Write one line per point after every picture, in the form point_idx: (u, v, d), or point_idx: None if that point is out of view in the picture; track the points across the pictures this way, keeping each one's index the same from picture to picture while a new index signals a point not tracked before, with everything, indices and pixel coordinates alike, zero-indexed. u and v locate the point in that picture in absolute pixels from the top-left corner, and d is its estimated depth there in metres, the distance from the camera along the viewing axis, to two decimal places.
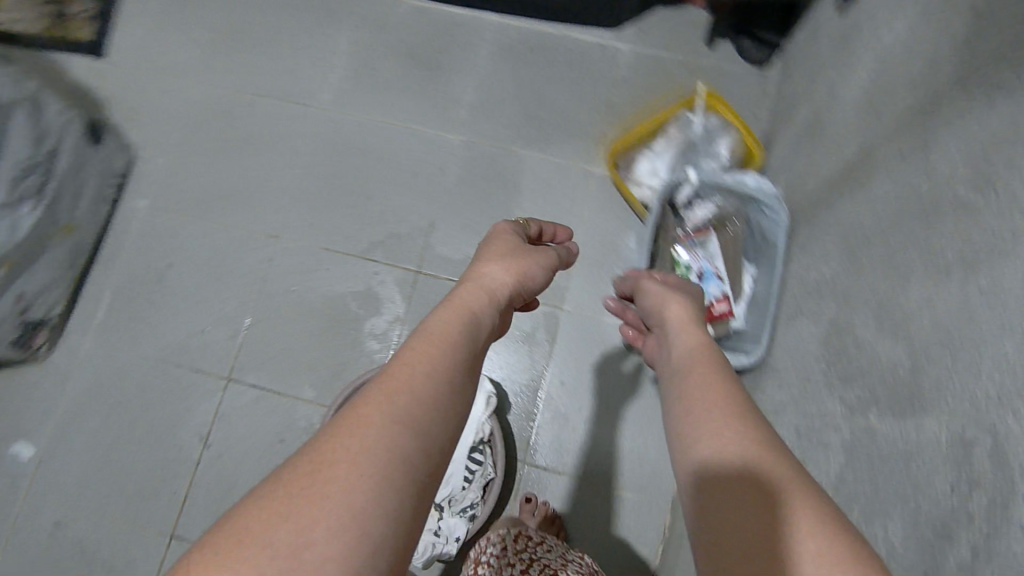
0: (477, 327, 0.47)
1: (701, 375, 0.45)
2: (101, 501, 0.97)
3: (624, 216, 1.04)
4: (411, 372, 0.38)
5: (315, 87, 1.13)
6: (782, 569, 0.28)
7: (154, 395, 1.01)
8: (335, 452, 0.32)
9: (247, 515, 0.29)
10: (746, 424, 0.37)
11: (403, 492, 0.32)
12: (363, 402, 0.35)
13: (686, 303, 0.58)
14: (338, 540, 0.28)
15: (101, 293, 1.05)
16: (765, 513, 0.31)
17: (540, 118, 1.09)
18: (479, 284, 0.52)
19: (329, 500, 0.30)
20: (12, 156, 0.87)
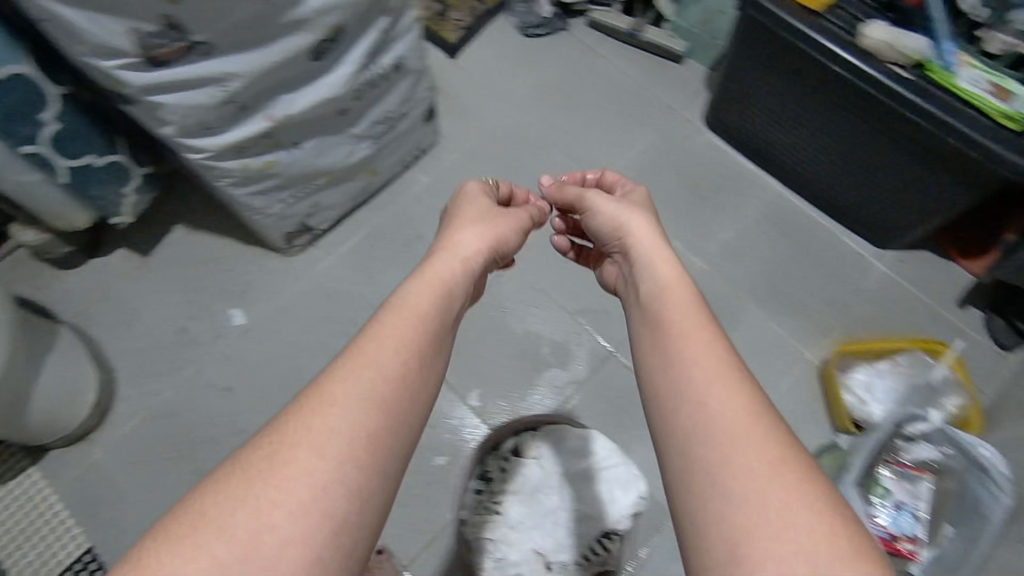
0: (446, 300, 0.64)
1: (690, 326, 0.60)
2: (270, 391, 1.09)
3: (813, 406, 1.08)
4: (371, 360, 0.54)
5: (603, 163, 1.27)
6: (755, 495, 0.47)
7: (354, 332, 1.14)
8: (294, 434, 0.48)
9: (224, 486, 0.46)
10: (726, 382, 0.54)
11: (339, 465, 0.47)
12: (326, 396, 0.51)
13: (644, 221, 0.75)
14: (289, 509, 0.45)
15: (358, 229, 1.21)
16: (744, 454, 0.49)
17: (779, 285, 1.16)
18: (451, 257, 0.69)
19: (284, 481, 0.46)
20: (386, 107, 1.03)
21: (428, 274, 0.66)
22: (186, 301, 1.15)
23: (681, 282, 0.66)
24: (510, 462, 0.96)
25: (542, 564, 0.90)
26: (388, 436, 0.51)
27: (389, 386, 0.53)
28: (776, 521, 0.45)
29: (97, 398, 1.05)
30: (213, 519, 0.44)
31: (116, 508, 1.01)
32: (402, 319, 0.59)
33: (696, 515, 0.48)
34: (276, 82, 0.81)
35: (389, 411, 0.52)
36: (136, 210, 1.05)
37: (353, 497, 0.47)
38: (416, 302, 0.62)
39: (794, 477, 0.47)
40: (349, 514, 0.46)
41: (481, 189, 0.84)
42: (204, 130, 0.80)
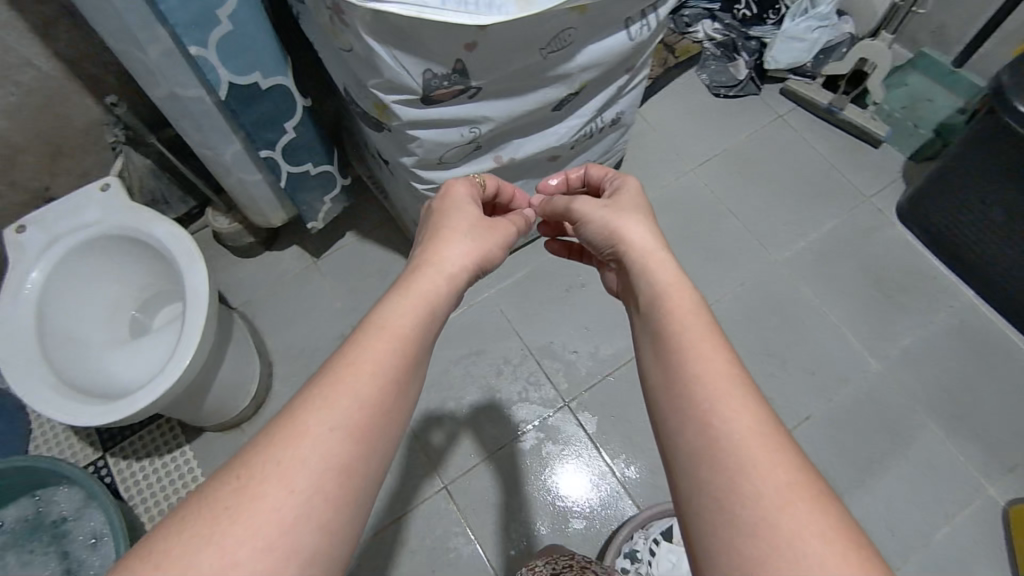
0: (431, 320, 0.56)
1: (688, 339, 0.50)
2: (425, 417, 1.11)
3: (991, 544, 1.01)
4: (344, 381, 0.48)
5: (783, 241, 1.22)
6: (768, 522, 0.39)
7: (505, 372, 1.15)
8: (265, 467, 0.43)
9: (187, 522, 0.40)
10: (732, 395, 0.46)
11: (308, 497, 0.43)
12: (298, 424, 0.45)
13: (637, 225, 0.61)
14: (257, 544, 0.40)
15: (524, 267, 1.23)
16: (749, 472, 0.41)
17: (961, 402, 1.09)
18: (439, 271, 0.60)
19: (253, 516, 0.41)
20: (589, 156, 1.01)
21: (411, 288, 0.57)
22: (350, 309, 1.17)
23: (681, 304, 0.53)
24: (660, 547, 0.93)
25: None
26: (360, 465, 0.46)
27: (367, 410, 0.48)
28: (789, 544, 0.38)
29: (257, 389, 1.08)
30: (170, 560, 0.38)
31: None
32: (381, 338, 0.52)
33: (703, 528, 0.41)
34: (516, 126, 0.81)
35: (365, 439, 0.47)
36: (328, 217, 1.09)
37: (324, 528, 0.42)
38: (400, 321, 0.54)
39: (800, 491, 0.40)
40: (320, 550, 0.42)
41: (470, 187, 0.70)
42: (437, 165, 0.80)
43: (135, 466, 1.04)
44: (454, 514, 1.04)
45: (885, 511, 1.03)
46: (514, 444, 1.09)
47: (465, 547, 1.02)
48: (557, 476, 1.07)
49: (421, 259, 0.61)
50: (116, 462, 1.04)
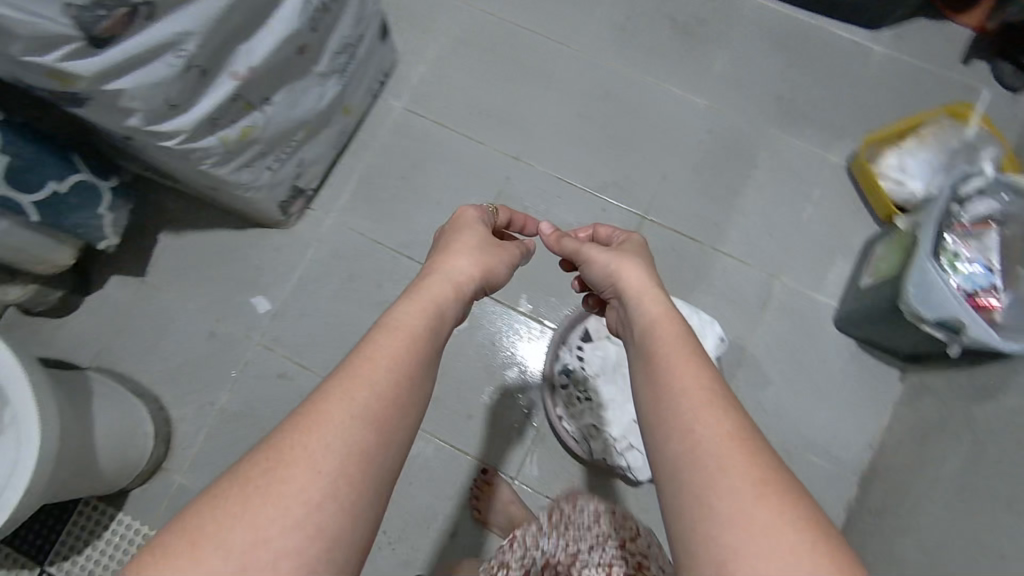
0: (439, 322, 0.60)
1: (673, 348, 0.56)
2: (327, 360, 1.07)
3: (852, 203, 1.10)
4: (362, 376, 0.50)
5: (575, 30, 1.20)
6: (735, 515, 0.43)
7: (384, 283, 1.10)
8: (292, 450, 0.45)
9: (222, 501, 0.42)
10: (718, 409, 0.50)
11: (329, 487, 0.44)
12: (320, 411, 0.47)
13: (637, 268, 0.67)
14: (288, 524, 0.42)
15: (350, 175, 1.14)
16: (724, 473, 0.46)
17: (785, 97, 1.15)
18: (445, 279, 0.64)
19: (282, 497, 0.43)
20: (341, 32, 0.93)
21: (423, 295, 0.62)
22: (204, 305, 1.09)
23: (671, 323, 0.60)
24: (585, 349, 0.97)
25: None
26: (378, 455, 0.48)
27: (383, 400, 0.50)
28: (751, 550, 0.42)
29: (154, 426, 1.01)
30: (207, 532, 0.41)
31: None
32: (395, 339, 0.55)
33: (686, 530, 0.45)
34: (230, 31, 0.71)
35: (383, 428, 0.49)
36: (119, 228, 0.98)
37: (346, 511, 0.44)
38: (408, 322, 0.57)
39: (772, 501, 0.44)
40: (343, 528, 0.44)
41: (478, 212, 0.76)
42: (172, 111, 0.72)
43: (79, 559, 0.98)
44: None
45: (757, 221, 1.10)
46: None
47: (427, 448, 1.02)
48: (471, 344, 1.06)
49: (427, 268, 0.67)
50: (59, 568, 0.97)
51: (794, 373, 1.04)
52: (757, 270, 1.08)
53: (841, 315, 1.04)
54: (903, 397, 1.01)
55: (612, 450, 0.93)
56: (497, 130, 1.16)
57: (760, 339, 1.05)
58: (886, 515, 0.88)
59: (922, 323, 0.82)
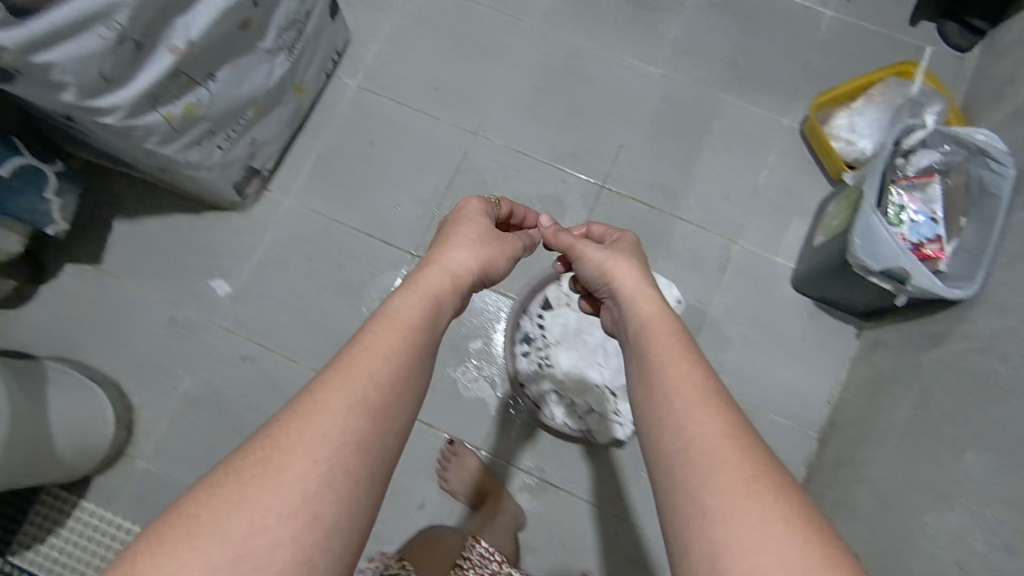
0: (436, 315, 0.60)
1: (666, 345, 0.56)
2: (290, 341, 1.07)
3: (806, 166, 1.12)
4: (359, 367, 0.50)
5: (529, 4, 1.20)
6: (729, 514, 0.42)
7: (344, 261, 1.09)
8: (290, 438, 0.45)
9: (220, 490, 0.42)
10: (711, 406, 0.49)
11: (326, 477, 0.44)
12: (319, 401, 0.47)
13: (630, 267, 0.67)
14: (284, 512, 0.41)
15: (306, 155, 1.13)
16: (719, 470, 0.44)
17: (738, 64, 1.16)
18: (443, 271, 0.64)
19: (279, 485, 0.42)
20: (286, 6, 0.92)
21: (419, 286, 0.61)
22: (162, 290, 1.08)
23: (665, 320, 0.60)
24: (546, 318, 0.97)
25: (609, 394, 0.94)
26: (374, 445, 0.47)
27: (381, 391, 0.50)
28: (746, 545, 0.40)
29: (116, 413, 1.00)
30: (204, 520, 0.40)
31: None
32: (392, 332, 0.54)
33: (682, 531, 0.44)
34: (163, 3, 0.70)
35: (380, 419, 0.48)
36: (68, 214, 0.96)
37: (344, 500, 0.44)
38: (406, 313, 0.57)
39: (768, 494, 0.43)
40: (342, 516, 0.43)
41: (481, 205, 0.76)
42: (108, 86, 0.71)
43: (44, 548, 0.98)
44: None
45: (714, 187, 1.11)
46: None
47: None
48: None
49: (427, 259, 0.67)
50: (23, 557, 0.97)
51: (753, 334, 1.06)
52: (715, 235, 1.10)
53: (797, 277, 1.05)
54: (859, 352, 1.03)
55: (574, 415, 0.96)
56: (454, 105, 1.15)
57: (720, 303, 1.07)
58: (841, 466, 0.90)
59: (869, 275, 0.83)
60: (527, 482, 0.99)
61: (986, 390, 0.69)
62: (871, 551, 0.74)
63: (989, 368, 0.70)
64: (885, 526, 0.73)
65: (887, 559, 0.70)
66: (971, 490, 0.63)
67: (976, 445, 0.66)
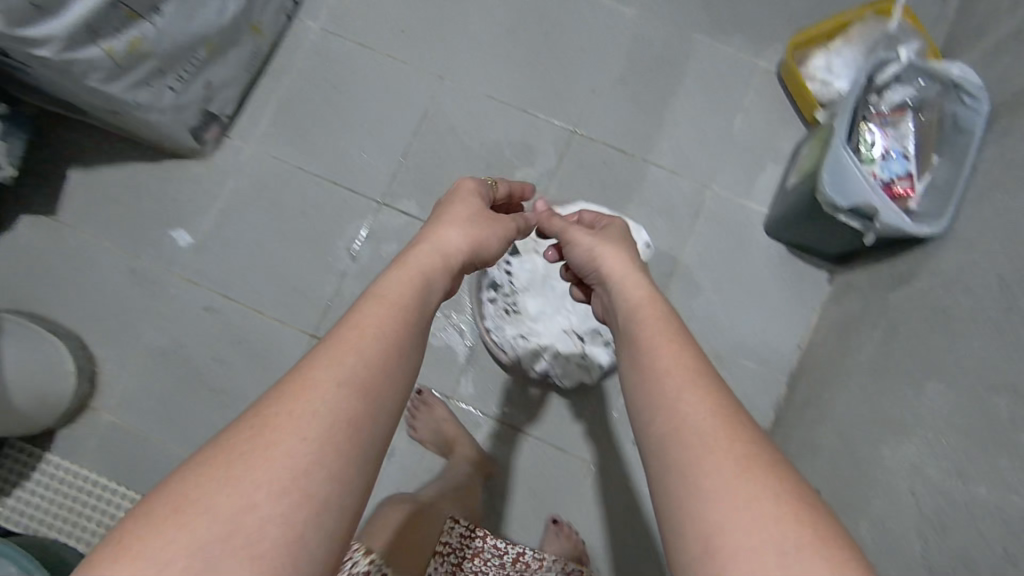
0: (425, 299, 0.60)
1: (657, 333, 0.55)
2: (254, 290, 1.05)
3: (783, 109, 1.09)
4: (348, 350, 0.50)
5: None
6: (719, 493, 0.41)
7: (308, 209, 1.07)
8: (279, 417, 0.44)
9: (210, 467, 0.41)
10: (699, 389, 0.48)
11: (317, 452, 0.43)
12: (306, 380, 0.47)
13: (619, 252, 0.68)
14: (275, 488, 0.41)
15: (268, 101, 1.09)
16: (711, 450, 0.43)
17: (715, 4, 1.12)
18: (434, 251, 0.65)
19: (271, 461, 0.42)
20: None
21: (409, 267, 0.62)
22: (122, 240, 1.05)
23: (652, 302, 0.60)
24: (513, 264, 0.96)
25: (576, 338, 0.94)
26: (362, 425, 0.47)
27: (368, 370, 0.49)
28: (738, 523, 0.39)
29: (77, 364, 0.99)
30: (195, 496, 0.40)
31: (163, 458, 1.00)
32: (381, 314, 0.55)
33: (674, 517, 0.42)
34: None
35: (370, 398, 0.48)
36: (14, 160, 0.93)
37: (335, 477, 0.43)
38: (394, 293, 0.57)
39: (759, 476, 0.41)
40: (333, 492, 0.43)
41: (477, 185, 0.76)
42: (38, 14, 0.67)
43: (10, 501, 0.97)
44: None
45: (688, 131, 1.09)
46: (348, 264, 1.05)
47: None
48: None
49: (417, 240, 0.67)
50: None
51: (724, 281, 1.05)
52: (689, 180, 1.07)
53: (769, 222, 1.04)
54: (831, 297, 1.02)
55: (541, 359, 0.94)
56: (421, 49, 1.11)
57: (692, 249, 1.06)
58: (807, 407, 0.90)
59: (837, 213, 0.82)
60: (496, 428, 1.01)
61: (949, 323, 0.68)
62: (831, 485, 0.74)
63: (954, 302, 0.69)
64: (846, 461, 0.74)
65: (846, 492, 0.71)
66: (929, 420, 0.63)
67: (937, 377, 0.65)
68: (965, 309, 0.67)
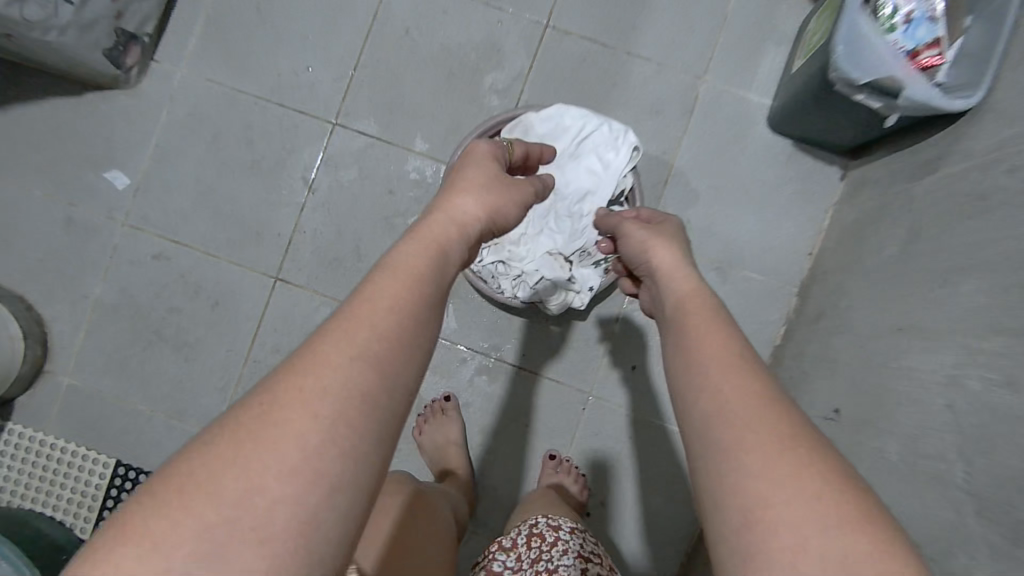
0: (445, 263, 0.48)
1: (699, 321, 0.48)
2: (206, 233, 0.94)
3: None
4: (360, 316, 0.39)
5: None
6: (756, 476, 0.35)
7: (255, 138, 0.95)
8: (288, 391, 0.34)
9: (210, 443, 0.32)
10: (746, 375, 0.41)
11: (334, 432, 0.33)
12: (317, 349, 0.36)
13: (673, 249, 0.59)
14: (282, 471, 0.32)
15: (193, 16, 0.95)
16: (755, 434, 0.37)
17: None
18: (450, 218, 0.53)
19: (280, 440, 0.32)
20: None
21: (424, 235, 0.50)
22: (52, 189, 0.94)
23: (701, 296, 0.52)
24: None
25: (562, 261, 0.84)
26: (385, 399, 0.37)
27: (387, 341, 0.38)
28: (779, 509, 0.33)
29: (22, 328, 0.90)
30: (195, 483, 0.31)
31: (134, 418, 0.94)
32: (396, 280, 0.43)
33: (713, 508, 0.37)
34: None
35: (388, 370, 0.37)
36: None
37: (353, 457, 0.34)
38: (410, 260, 0.45)
39: (802, 456, 0.35)
40: (353, 481, 0.33)
41: (491, 147, 0.64)
42: None
43: None
44: (302, 294, 0.94)
45: (676, 16, 0.95)
46: (306, 196, 0.94)
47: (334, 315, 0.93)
48: (365, 197, 0.94)
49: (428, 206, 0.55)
50: None
51: (724, 186, 0.94)
52: (680, 73, 0.95)
53: (772, 113, 0.92)
54: (843, 194, 0.91)
55: (523, 286, 0.85)
56: None
57: (686, 152, 0.94)
58: (821, 318, 0.82)
59: (854, 94, 0.71)
60: (484, 364, 0.95)
61: (985, 211, 0.59)
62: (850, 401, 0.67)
63: (991, 187, 0.59)
64: (868, 373, 0.66)
65: (870, 409, 0.63)
66: (966, 324, 0.54)
67: (974, 275, 0.56)
68: (1005, 192, 0.57)
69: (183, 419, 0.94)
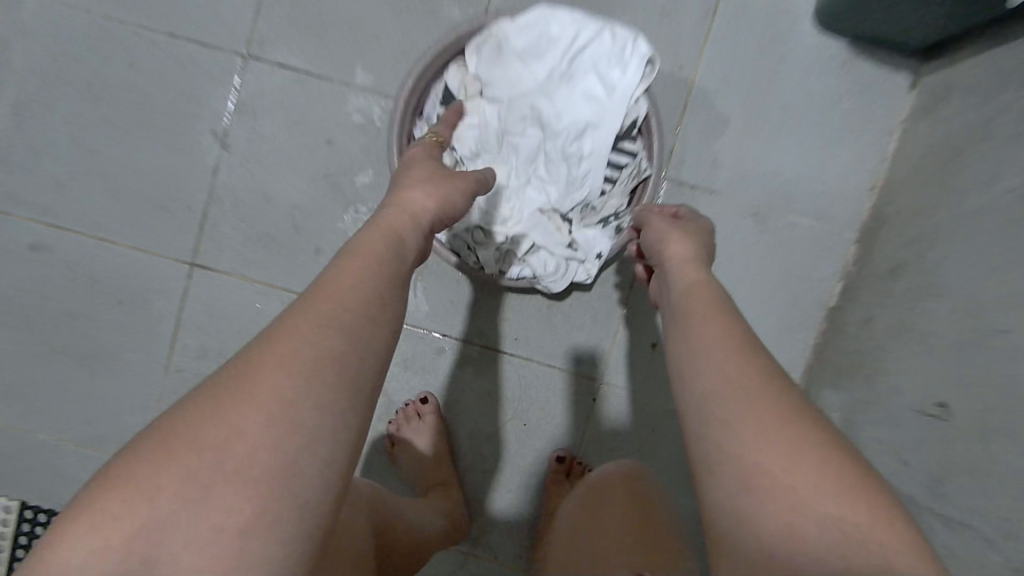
0: (406, 250, 0.41)
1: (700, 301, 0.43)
2: (95, 212, 0.73)
3: None
4: (329, 288, 0.36)
5: None
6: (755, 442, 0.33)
7: (144, 82, 0.72)
8: (262, 356, 0.32)
9: (166, 431, 0.30)
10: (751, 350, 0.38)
11: (310, 391, 0.31)
12: (290, 318, 0.34)
13: (693, 246, 0.50)
14: (259, 428, 0.29)
15: None
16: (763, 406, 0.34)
17: None
18: (400, 210, 0.44)
19: (256, 399, 0.30)
20: None
21: (379, 224, 0.43)
22: None
23: (709, 288, 0.45)
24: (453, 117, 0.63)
25: (559, 221, 0.65)
26: (357, 363, 0.33)
27: (358, 309, 0.35)
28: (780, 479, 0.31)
29: None
30: (179, 437, 0.29)
31: (34, 449, 0.75)
32: (357, 260, 0.38)
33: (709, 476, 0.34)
34: None
35: (362, 338, 0.34)
36: None
37: (330, 413, 0.31)
38: (370, 245, 0.40)
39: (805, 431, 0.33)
40: (328, 445, 0.31)
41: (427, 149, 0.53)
42: None
43: None
44: (229, 282, 0.73)
45: None
46: (220, 155, 0.72)
47: (272, 306, 0.73)
48: (298, 152, 0.72)
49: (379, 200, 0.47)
50: None
51: (760, 106, 0.73)
52: None
53: (821, 8, 0.70)
54: (916, 109, 0.71)
55: (510, 259, 0.65)
56: None
57: (710, 64, 0.73)
58: (899, 274, 0.63)
59: None
60: (467, 353, 0.76)
61: None
62: (962, 395, 0.49)
63: None
64: (991, 358, 0.47)
65: (997, 412, 0.45)
66: None
67: None
68: None
69: (97, 447, 0.75)
